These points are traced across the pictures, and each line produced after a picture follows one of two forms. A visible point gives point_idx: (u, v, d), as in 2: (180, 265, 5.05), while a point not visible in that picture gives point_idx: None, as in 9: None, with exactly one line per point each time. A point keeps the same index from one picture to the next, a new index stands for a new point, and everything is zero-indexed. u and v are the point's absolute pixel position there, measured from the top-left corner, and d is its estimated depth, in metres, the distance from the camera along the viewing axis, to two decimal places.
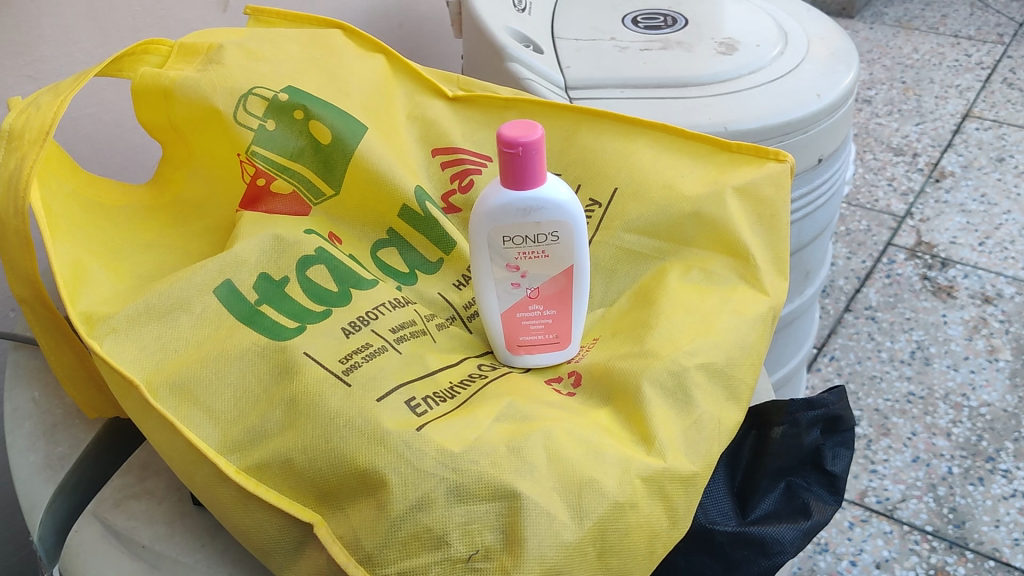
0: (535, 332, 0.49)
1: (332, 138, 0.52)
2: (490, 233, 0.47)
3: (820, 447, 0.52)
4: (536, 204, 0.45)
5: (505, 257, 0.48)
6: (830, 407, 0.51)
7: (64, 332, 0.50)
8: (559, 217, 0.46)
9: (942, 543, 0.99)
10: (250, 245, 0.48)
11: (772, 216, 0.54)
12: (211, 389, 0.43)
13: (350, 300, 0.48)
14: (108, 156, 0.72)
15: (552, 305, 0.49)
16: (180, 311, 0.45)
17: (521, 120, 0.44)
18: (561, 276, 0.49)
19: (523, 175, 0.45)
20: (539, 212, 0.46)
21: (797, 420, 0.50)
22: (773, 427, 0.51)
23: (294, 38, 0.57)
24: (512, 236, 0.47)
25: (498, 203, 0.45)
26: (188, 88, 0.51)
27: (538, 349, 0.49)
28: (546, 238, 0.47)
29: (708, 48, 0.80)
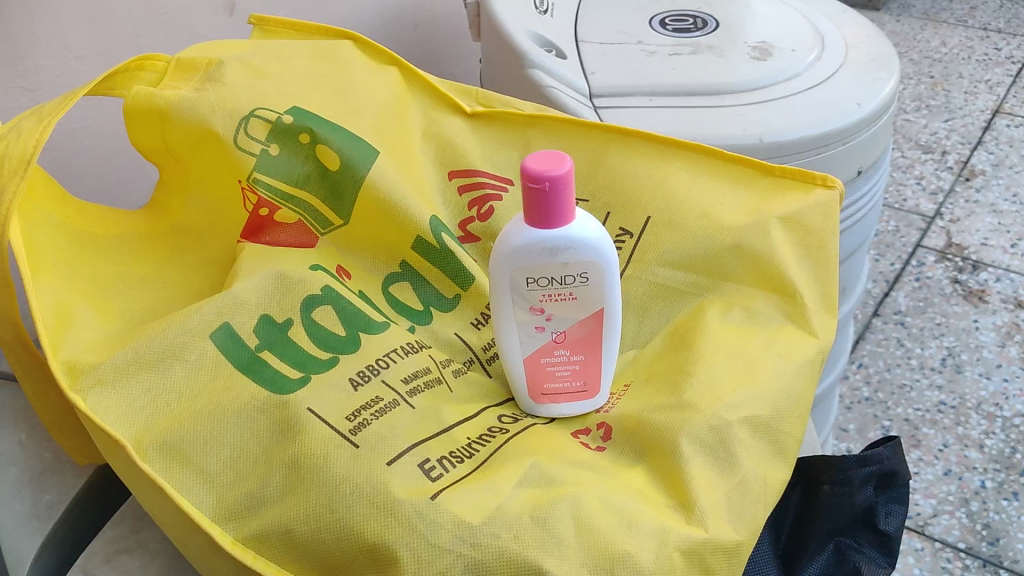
0: (561, 380, 0.45)
1: (340, 164, 0.48)
2: (512, 274, 0.42)
3: (874, 505, 0.50)
4: (563, 243, 0.41)
5: (529, 299, 0.43)
6: (885, 462, 0.48)
7: (48, 376, 0.46)
8: (589, 257, 0.42)
9: (975, 561, 0.95)
10: (250, 284, 0.44)
11: (820, 248, 0.49)
12: (206, 448, 0.39)
13: (359, 346, 0.44)
14: (110, 172, 0.67)
15: (580, 350, 0.45)
16: (173, 359, 0.41)
17: (548, 151, 0.40)
18: (590, 320, 0.45)
19: (550, 213, 0.40)
20: (566, 253, 0.42)
21: (849, 478, 0.48)
22: (822, 484, 0.49)
23: (300, 50, 0.53)
24: (537, 278, 0.43)
25: (522, 242, 0.41)
26: (185, 110, 0.47)
27: (564, 398, 0.46)
28: (575, 279, 0.43)
29: (741, 52, 0.76)
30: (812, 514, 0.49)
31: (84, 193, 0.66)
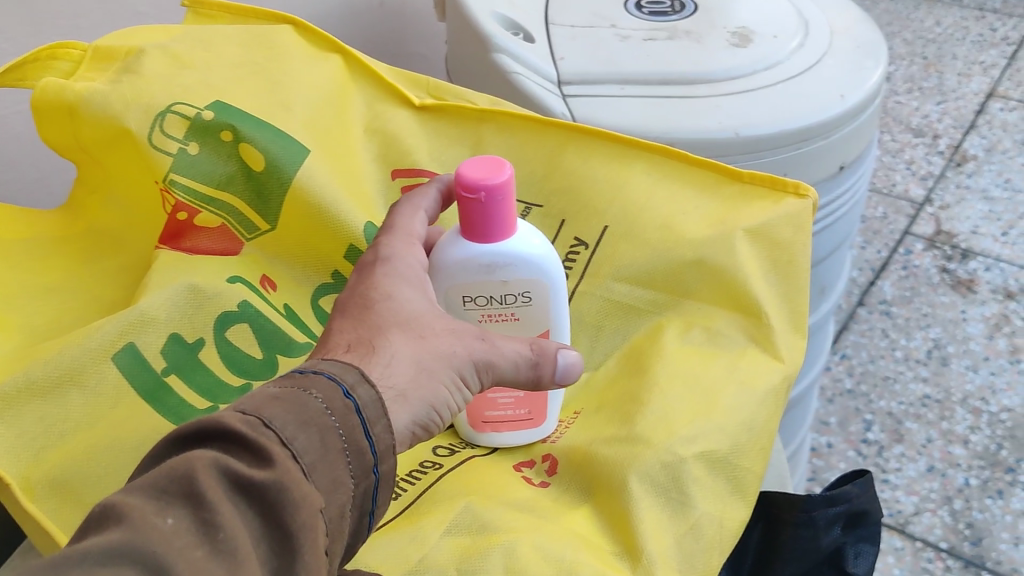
0: (503, 408, 0.42)
1: (266, 165, 0.45)
2: (447, 292, 0.40)
3: (842, 546, 0.51)
4: (502, 259, 0.39)
5: (466, 319, 0.41)
6: (853, 501, 0.49)
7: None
8: (530, 275, 0.39)
9: (957, 562, 0.92)
10: (159, 299, 0.40)
11: (789, 262, 0.46)
12: (100, 486, 0.37)
13: (276, 371, 0.43)
14: (45, 158, 0.60)
15: None
16: (70, 385, 0.38)
17: (487, 159, 0.37)
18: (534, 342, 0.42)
19: (486, 225, 0.38)
20: (505, 270, 0.39)
21: (814, 520, 0.49)
22: (786, 525, 0.49)
23: (231, 35, 0.48)
24: (474, 296, 0.40)
25: (458, 258, 0.39)
26: (97, 106, 0.43)
27: (508, 427, 0.42)
28: (517, 299, 0.40)
29: (719, 38, 0.70)
30: (775, 554, 0.50)
31: (39, 205, 0.61)
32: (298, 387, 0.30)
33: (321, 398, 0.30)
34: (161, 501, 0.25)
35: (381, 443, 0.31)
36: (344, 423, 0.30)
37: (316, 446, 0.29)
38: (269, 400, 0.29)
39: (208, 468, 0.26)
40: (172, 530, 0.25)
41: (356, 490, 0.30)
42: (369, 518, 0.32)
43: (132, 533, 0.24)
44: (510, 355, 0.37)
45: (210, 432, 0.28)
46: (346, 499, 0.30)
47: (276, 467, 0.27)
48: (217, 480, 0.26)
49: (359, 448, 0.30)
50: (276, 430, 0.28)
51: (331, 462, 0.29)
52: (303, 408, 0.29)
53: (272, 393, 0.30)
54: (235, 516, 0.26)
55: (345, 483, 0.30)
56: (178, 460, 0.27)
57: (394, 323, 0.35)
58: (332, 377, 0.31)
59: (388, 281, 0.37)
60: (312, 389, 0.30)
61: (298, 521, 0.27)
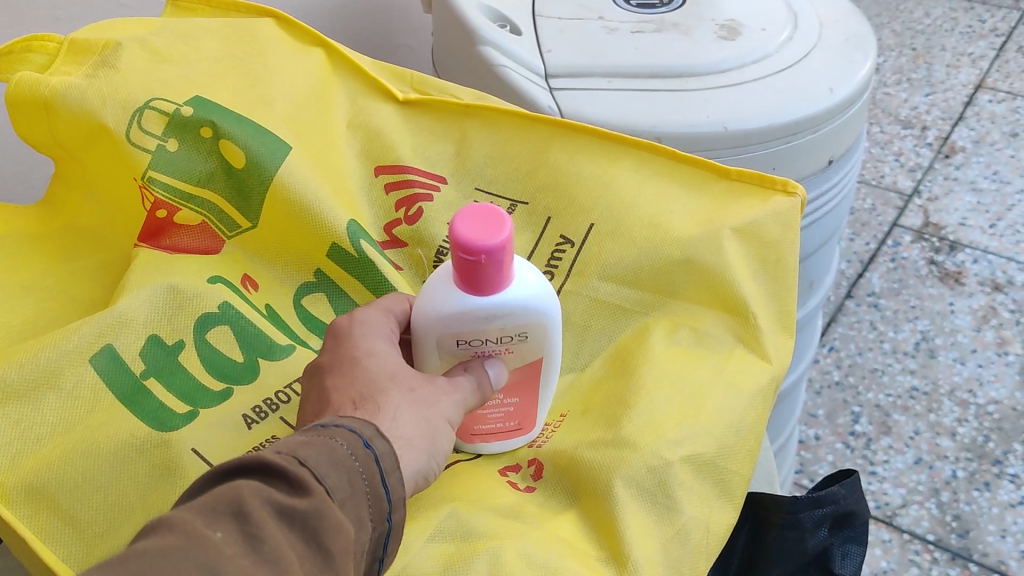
0: (492, 421, 0.42)
1: (247, 162, 0.44)
2: (439, 337, 0.38)
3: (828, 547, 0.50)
4: (500, 308, 0.37)
5: (459, 359, 0.39)
6: (840, 503, 0.48)
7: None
8: (528, 318, 0.38)
9: (944, 554, 0.93)
10: (137, 299, 0.40)
11: (777, 261, 0.45)
12: (77, 493, 0.36)
13: (256, 376, 0.41)
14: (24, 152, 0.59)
15: (514, 393, 0.41)
16: (46, 388, 0.37)
17: (484, 211, 0.35)
18: (526, 368, 0.41)
19: (485, 279, 0.36)
20: (503, 317, 0.38)
21: (800, 521, 0.48)
22: (771, 527, 0.49)
23: (211, 29, 0.47)
24: (468, 338, 0.38)
25: (453, 309, 0.37)
26: (72, 101, 0.42)
27: (497, 438, 0.42)
28: (512, 337, 0.39)
29: (708, 31, 0.69)
30: (761, 556, 0.50)
31: (20, 199, 0.60)
32: (322, 433, 0.31)
33: (346, 445, 0.31)
34: (212, 517, 0.27)
35: (395, 493, 0.32)
36: (368, 467, 0.31)
37: (345, 485, 0.30)
38: (300, 443, 0.30)
39: (253, 494, 0.27)
40: (221, 542, 0.26)
41: (374, 534, 0.31)
42: (378, 566, 0.32)
43: (185, 542, 0.25)
44: (468, 386, 0.38)
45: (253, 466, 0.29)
46: (368, 540, 0.30)
47: (314, 496, 0.28)
48: (264, 500, 0.27)
49: (379, 494, 0.31)
50: (309, 465, 0.29)
51: (357, 502, 0.30)
52: (332, 450, 0.30)
53: (303, 437, 0.31)
54: (280, 537, 0.27)
55: (369, 525, 0.30)
56: (226, 486, 0.28)
57: (386, 377, 0.36)
58: (353, 429, 0.32)
59: (369, 340, 0.38)
60: (336, 436, 0.31)
61: (337, 546, 0.28)
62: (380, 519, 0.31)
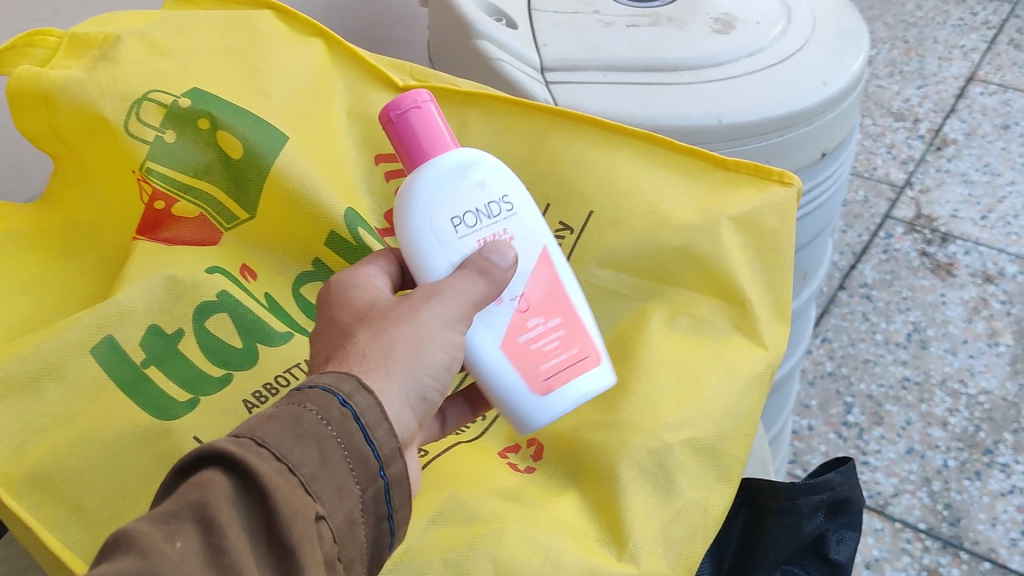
0: (554, 353, 0.40)
1: (244, 153, 0.44)
2: (434, 221, 0.39)
3: (824, 531, 0.51)
4: (469, 161, 0.40)
5: (465, 251, 0.39)
6: (836, 488, 0.49)
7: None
8: (498, 175, 0.40)
9: (935, 542, 0.94)
10: (134, 292, 0.39)
11: (774, 250, 0.46)
12: (81, 482, 0.36)
13: (256, 360, 0.42)
14: (22, 147, 0.58)
15: (549, 311, 0.40)
16: (49, 378, 0.37)
17: None
18: (541, 269, 0.41)
19: (439, 137, 0.39)
20: (476, 172, 0.40)
21: (798, 507, 0.49)
22: (769, 513, 0.50)
23: (209, 21, 0.48)
24: (462, 214, 0.39)
25: (432, 177, 0.39)
26: (72, 94, 0.42)
27: (570, 371, 0.40)
28: (500, 209, 0.40)
29: (702, 25, 0.70)
30: (759, 542, 0.50)
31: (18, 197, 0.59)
32: (293, 402, 0.31)
33: (317, 410, 0.30)
34: (172, 524, 0.27)
35: (384, 447, 0.31)
36: (343, 432, 0.30)
37: (315, 458, 0.29)
38: (266, 419, 0.30)
39: (217, 493, 0.27)
40: (181, 555, 0.26)
41: (364, 494, 0.31)
42: (390, 521, 0.32)
43: (141, 559, 0.25)
44: (460, 276, 0.37)
45: (207, 456, 0.28)
46: (353, 503, 0.30)
47: (278, 488, 0.28)
48: (227, 506, 0.27)
49: (362, 453, 0.31)
50: (271, 447, 0.29)
51: (333, 470, 0.30)
52: (300, 422, 0.30)
53: (269, 413, 0.30)
54: (242, 539, 0.27)
55: (352, 490, 0.30)
56: (189, 485, 0.28)
57: (358, 320, 0.36)
58: (327, 388, 0.31)
59: (342, 291, 0.38)
60: (308, 402, 0.31)
61: (300, 536, 0.28)
62: (369, 479, 0.31)
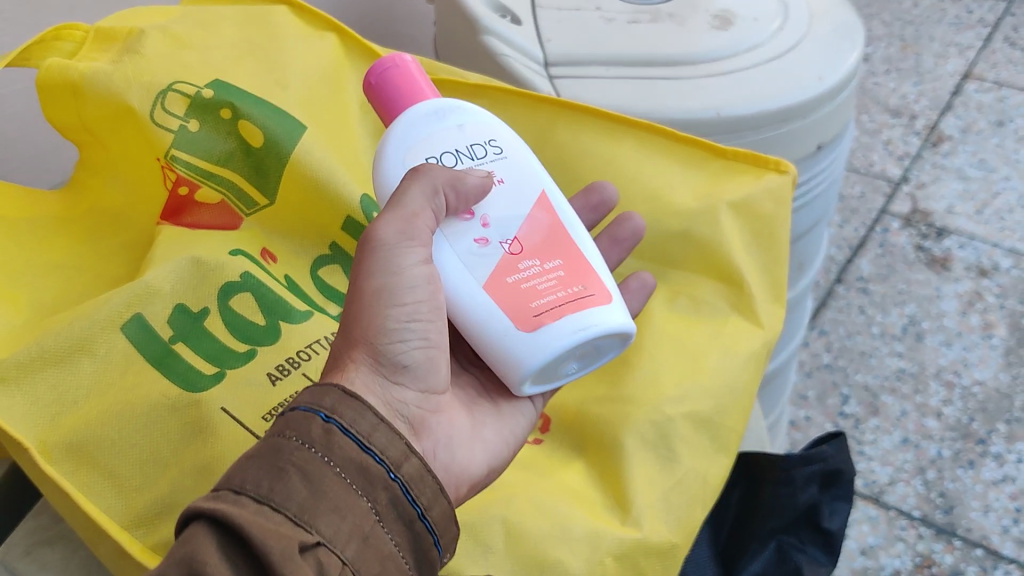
0: (547, 291, 0.42)
1: (264, 142, 0.47)
2: (409, 160, 0.45)
3: (818, 504, 0.54)
4: (443, 108, 0.46)
5: None
6: (828, 460, 0.52)
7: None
8: (476, 123, 0.46)
9: (929, 530, 0.96)
10: (163, 271, 0.42)
11: (769, 236, 0.48)
12: (114, 450, 0.38)
13: (279, 338, 0.43)
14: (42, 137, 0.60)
15: (543, 254, 0.44)
16: (81, 354, 0.39)
17: None
18: (536, 215, 0.45)
19: (410, 88, 0.46)
20: (452, 116, 0.46)
21: (792, 478, 0.52)
22: (766, 483, 0.52)
23: (228, 17, 0.50)
24: (436, 156, 0.45)
25: (406, 121, 0.45)
26: (100, 84, 0.44)
27: (564, 307, 0.42)
28: (479, 152, 0.46)
29: (701, 21, 0.72)
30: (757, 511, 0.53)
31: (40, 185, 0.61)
32: (276, 434, 0.33)
33: (298, 436, 0.33)
34: None
35: (388, 450, 0.35)
36: (327, 450, 0.33)
37: (300, 487, 0.32)
38: (247, 460, 0.32)
39: (200, 546, 0.29)
40: None
41: (373, 504, 0.33)
42: (423, 521, 0.35)
43: None
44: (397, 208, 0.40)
45: (190, 513, 0.31)
46: (358, 516, 0.32)
47: (258, 525, 0.30)
48: (209, 554, 0.29)
49: (358, 463, 0.33)
50: (250, 492, 0.31)
51: (324, 493, 0.32)
52: (280, 454, 0.32)
53: (251, 456, 0.33)
54: None
55: (352, 505, 0.32)
56: (178, 545, 0.30)
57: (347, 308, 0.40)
58: (309, 406, 0.34)
59: None
60: (289, 430, 0.33)
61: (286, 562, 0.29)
62: (372, 485, 0.33)
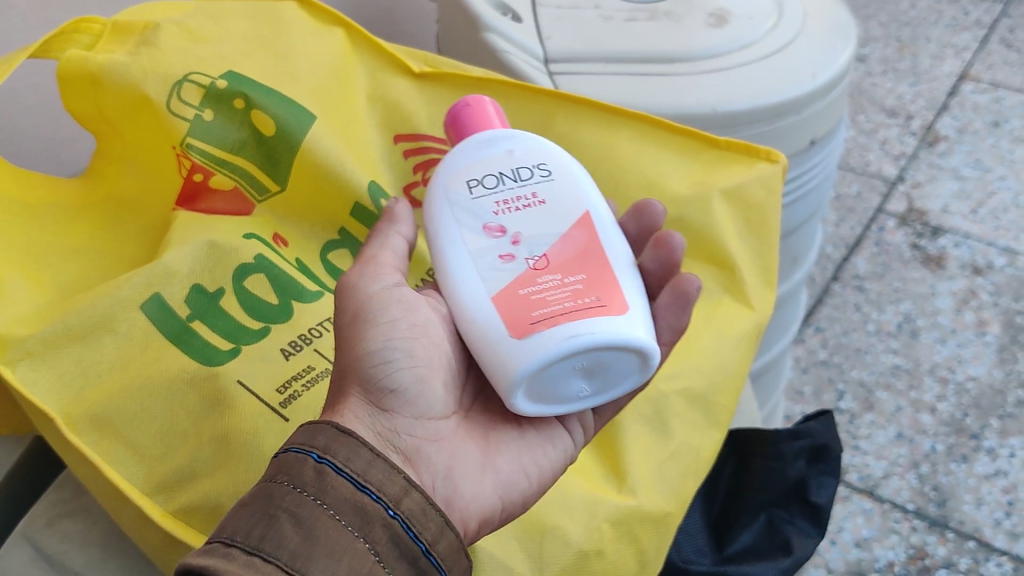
0: (555, 301, 0.40)
1: (276, 130, 0.49)
2: (451, 186, 0.44)
3: (806, 481, 0.59)
4: (498, 136, 0.45)
5: (484, 210, 0.43)
6: (813, 438, 0.58)
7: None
8: (532, 148, 0.45)
9: (922, 522, 0.98)
10: (180, 254, 0.44)
11: (761, 222, 0.50)
12: (136, 423, 0.40)
13: (291, 315, 0.45)
14: (57, 132, 0.62)
15: (569, 271, 0.41)
16: (103, 331, 0.41)
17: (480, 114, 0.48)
18: (574, 233, 0.43)
19: (478, 121, 0.46)
20: (506, 144, 0.45)
21: (782, 453, 0.57)
22: (756, 458, 0.58)
23: (238, 11, 0.52)
24: (481, 178, 0.44)
25: (460, 149, 0.45)
26: (118, 75, 0.46)
27: (568, 315, 0.39)
28: (527, 175, 0.44)
29: (698, 19, 0.73)
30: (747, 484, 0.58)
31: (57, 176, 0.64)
32: (269, 480, 0.34)
33: (290, 482, 0.34)
34: None
35: (385, 488, 0.35)
36: (319, 493, 0.33)
37: (291, 533, 0.32)
38: (240, 509, 0.33)
39: None
40: None
41: (371, 543, 0.33)
42: (428, 557, 0.35)
43: None
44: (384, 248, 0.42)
45: (181, 571, 0.31)
46: (356, 559, 0.33)
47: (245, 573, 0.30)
48: None
49: (354, 503, 0.34)
50: (242, 542, 0.32)
51: (316, 538, 0.32)
52: (271, 501, 0.33)
53: (245, 505, 0.33)
54: None
55: (350, 547, 0.33)
56: None
57: None
58: (300, 448, 0.35)
59: None
60: (281, 477, 0.34)
61: None
62: (369, 524, 0.34)
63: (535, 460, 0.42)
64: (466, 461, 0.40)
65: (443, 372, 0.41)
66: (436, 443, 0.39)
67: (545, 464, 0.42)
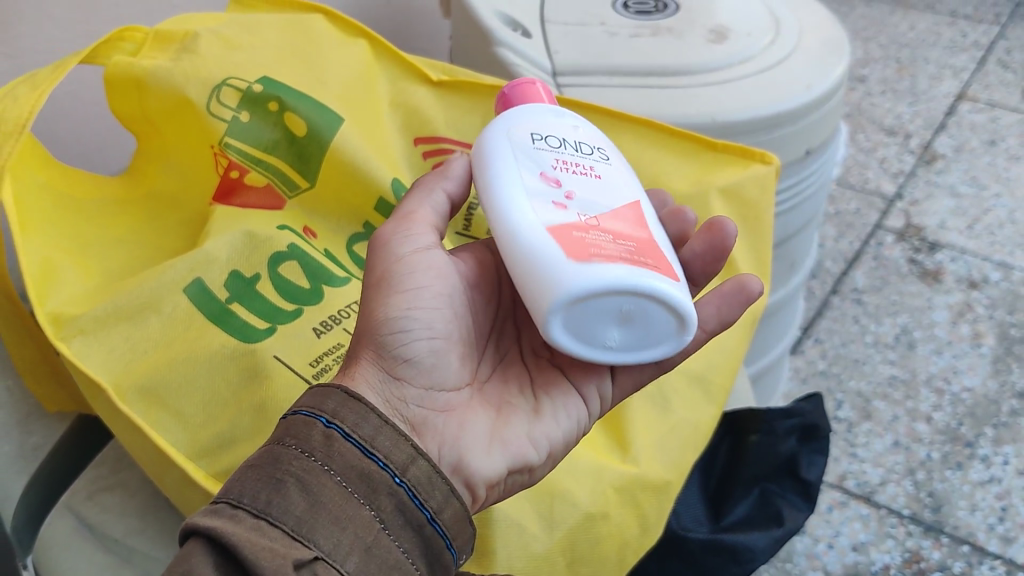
0: (609, 247, 0.39)
1: (307, 130, 0.53)
2: (514, 134, 0.45)
3: (797, 458, 0.64)
4: (565, 113, 0.47)
5: (544, 160, 0.43)
6: (802, 416, 0.64)
7: (40, 343, 0.51)
8: (592, 135, 0.47)
9: (918, 527, 1.01)
10: (220, 242, 0.48)
11: (756, 219, 0.56)
12: (180, 392, 0.44)
13: (322, 298, 0.49)
14: (95, 135, 0.67)
15: (624, 235, 0.40)
16: (149, 311, 0.45)
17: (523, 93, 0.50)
18: (627, 209, 0.43)
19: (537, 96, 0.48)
20: (571, 119, 0.47)
21: (773, 429, 0.63)
22: (750, 434, 0.63)
23: (270, 22, 0.56)
24: (544, 137, 0.45)
25: (527, 110, 0.46)
26: (160, 79, 0.50)
27: (623, 259, 0.38)
28: (588, 151, 0.45)
29: (698, 35, 0.77)
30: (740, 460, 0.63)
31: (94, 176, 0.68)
32: (276, 442, 0.37)
33: (297, 445, 0.36)
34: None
35: (392, 456, 0.37)
36: (328, 459, 0.36)
37: (297, 499, 0.35)
38: (247, 470, 0.36)
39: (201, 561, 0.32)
40: None
41: (376, 510, 0.36)
42: (433, 525, 0.38)
43: None
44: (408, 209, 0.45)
45: (188, 532, 0.33)
46: (359, 526, 0.35)
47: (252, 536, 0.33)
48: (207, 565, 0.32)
49: (362, 470, 0.36)
50: (248, 508, 0.34)
51: (320, 505, 0.35)
52: (278, 462, 0.35)
53: (249, 466, 0.36)
54: None
55: (356, 514, 0.35)
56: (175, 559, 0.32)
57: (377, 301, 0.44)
58: (310, 411, 0.37)
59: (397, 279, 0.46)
60: (290, 438, 0.36)
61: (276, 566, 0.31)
62: (375, 493, 0.36)
63: (547, 433, 0.45)
64: (477, 432, 0.43)
65: (458, 348, 0.44)
66: (444, 414, 0.42)
67: (557, 437, 0.45)
